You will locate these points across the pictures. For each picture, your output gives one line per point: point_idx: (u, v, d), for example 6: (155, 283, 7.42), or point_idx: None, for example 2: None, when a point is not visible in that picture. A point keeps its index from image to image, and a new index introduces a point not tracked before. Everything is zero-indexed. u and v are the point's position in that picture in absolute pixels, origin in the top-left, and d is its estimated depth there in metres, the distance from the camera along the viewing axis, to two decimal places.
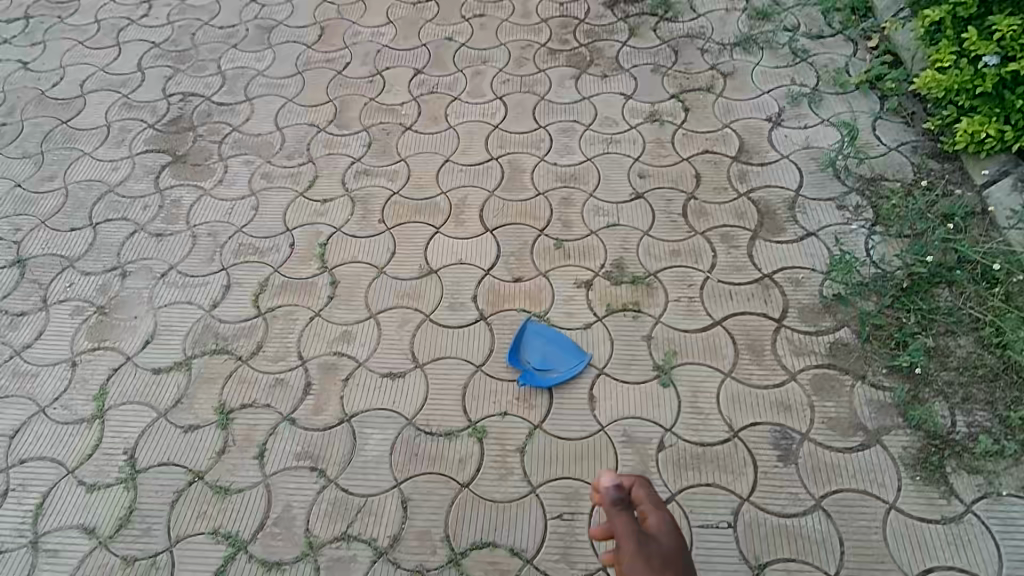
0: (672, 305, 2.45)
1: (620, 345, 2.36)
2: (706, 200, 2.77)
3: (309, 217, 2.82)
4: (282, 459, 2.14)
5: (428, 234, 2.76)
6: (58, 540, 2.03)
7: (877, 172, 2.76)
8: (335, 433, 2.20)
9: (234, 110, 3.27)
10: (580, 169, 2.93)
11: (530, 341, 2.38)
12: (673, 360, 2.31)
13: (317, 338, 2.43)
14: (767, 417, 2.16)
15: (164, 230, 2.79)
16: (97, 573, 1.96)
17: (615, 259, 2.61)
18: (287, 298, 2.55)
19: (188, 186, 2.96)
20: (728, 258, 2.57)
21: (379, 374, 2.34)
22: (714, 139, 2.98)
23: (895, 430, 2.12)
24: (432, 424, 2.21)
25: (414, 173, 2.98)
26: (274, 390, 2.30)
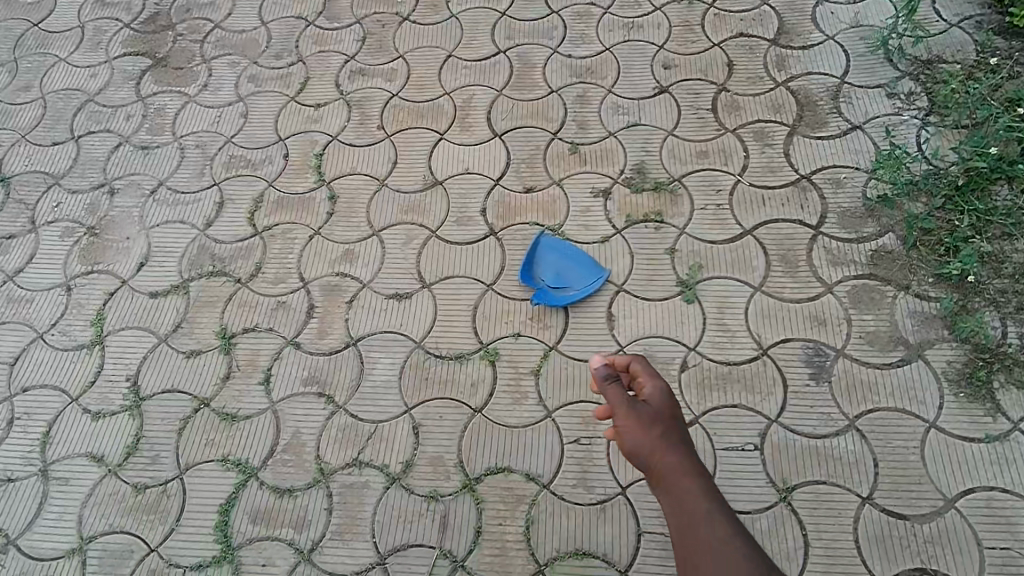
0: (698, 213, 2.24)
1: (642, 259, 2.19)
2: (738, 92, 2.48)
3: (302, 124, 2.59)
4: (288, 385, 2.08)
5: (431, 141, 2.52)
6: (72, 468, 2.02)
7: (934, 53, 2.42)
8: (341, 357, 2.11)
9: (214, 3, 2.96)
10: (597, 61, 2.61)
11: (544, 257, 2.22)
12: (698, 274, 2.14)
13: (319, 258, 2.30)
14: (799, 333, 2.02)
15: (149, 142, 2.59)
16: (109, 500, 1.96)
17: (636, 163, 2.37)
18: (285, 214, 2.39)
19: (171, 92, 2.72)
20: (761, 158, 2.33)
21: (384, 295, 2.21)
22: (750, 19, 2.63)
23: (939, 344, 1.97)
24: (441, 347, 2.11)
25: (413, 71, 2.70)
26: (277, 313, 2.19)
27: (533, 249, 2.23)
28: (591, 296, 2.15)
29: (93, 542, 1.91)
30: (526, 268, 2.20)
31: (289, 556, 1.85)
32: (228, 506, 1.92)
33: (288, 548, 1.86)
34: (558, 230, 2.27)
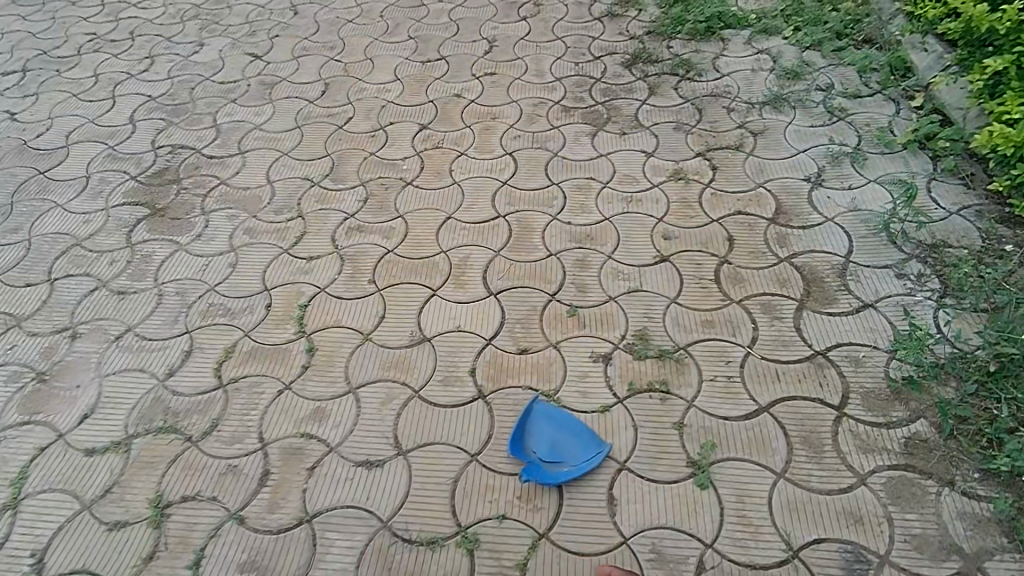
0: (706, 386, 2.05)
1: (646, 434, 1.95)
2: (741, 265, 2.42)
3: (290, 275, 2.50)
4: (220, 571, 1.72)
5: (423, 297, 2.42)
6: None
7: (939, 238, 2.40)
8: (291, 537, 1.78)
9: (224, 162, 3.04)
10: (597, 230, 2.63)
11: (538, 425, 1.99)
12: (711, 454, 1.88)
13: (285, 416, 2.05)
14: (834, 532, 1.71)
15: (127, 288, 2.47)
16: None
17: (638, 331, 2.24)
18: (255, 366, 2.19)
19: (163, 240, 2.67)
20: (771, 331, 2.20)
21: (353, 463, 1.94)
22: (747, 199, 2.67)
23: (1001, 555, 1.65)
24: (412, 530, 1.79)
25: (411, 232, 2.68)
26: (223, 479, 1.89)
27: (525, 416, 2.00)
28: (590, 474, 1.87)
29: None
30: (517, 437, 1.95)
31: None
32: None
33: None
34: (554, 396, 2.08)
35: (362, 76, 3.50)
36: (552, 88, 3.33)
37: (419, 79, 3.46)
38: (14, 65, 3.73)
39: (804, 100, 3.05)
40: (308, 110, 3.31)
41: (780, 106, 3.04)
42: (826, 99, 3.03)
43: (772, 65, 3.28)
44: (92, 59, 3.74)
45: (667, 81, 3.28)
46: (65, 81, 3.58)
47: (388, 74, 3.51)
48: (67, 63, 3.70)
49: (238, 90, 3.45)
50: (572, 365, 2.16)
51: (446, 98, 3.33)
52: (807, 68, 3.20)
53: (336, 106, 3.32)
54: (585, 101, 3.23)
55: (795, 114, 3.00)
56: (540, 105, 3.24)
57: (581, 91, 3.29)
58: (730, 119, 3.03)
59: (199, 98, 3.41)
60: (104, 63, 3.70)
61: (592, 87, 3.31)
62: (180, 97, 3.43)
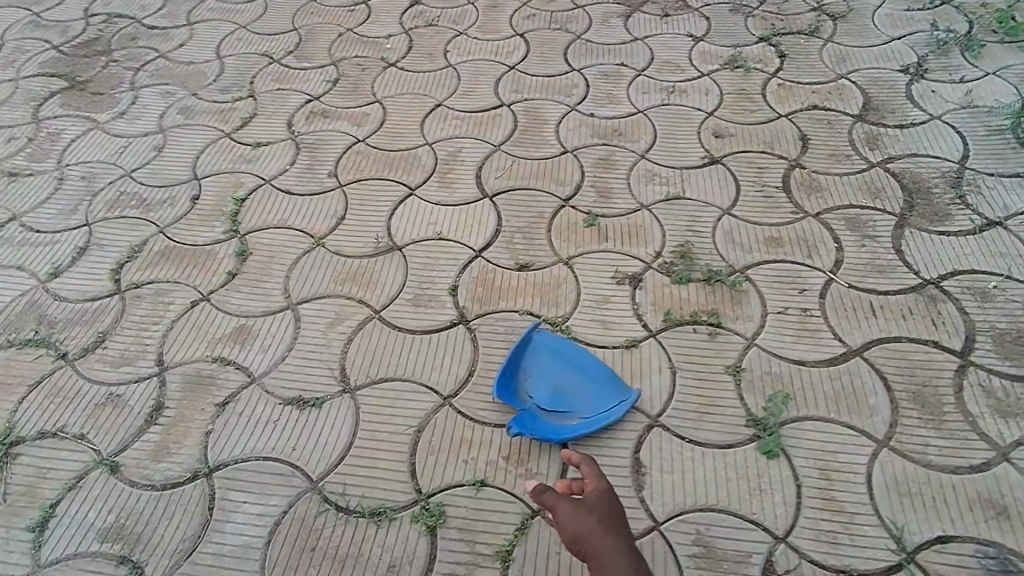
0: (774, 319, 1.49)
1: (689, 380, 1.39)
2: (819, 169, 1.83)
3: (230, 163, 1.94)
4: (71, 539, 1.20)
5: (396, 198, 1.83)
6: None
7: None
8: (179, 496, 1.26)
9: (168, 35, 2.46)
10: (627, 123, 2.01)
11: (538, 359, 1.43)
12: (783, 411, 1.33)
13: (196, 335, 1.51)
14: (966, 529, 1.17)
15: (21, 169, 1.93)
16: None
17: (679, 245, 1.66)
18: (167, 271, 1.65)
19: (77, 117, 2.11)
20: (861, 252, 1.62)
21: (279, 400, 1.40)
22: (825, 92, 2.06)
23: None
24: (352, 497, 1.26)
25: (390, 118, 2.09)
26: (97, 413, 1.37)
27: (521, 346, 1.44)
28: (608, 430, 1.33)
29: None
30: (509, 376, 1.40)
31: None
32: None
33: None
34: (561, 327, 1.51)
35: None
36: None
37: None
38: None
39: None
40: None
41: None
42: None
43: None
44: None
45: None
46: None
47: None
48: None
49: None
50: (589, 284, 1.59)
51: None
52: None
53: None
54: None
55: None
56: None
57: None
58: (802, 1, 2.40)
59: None
60: None
61: None
62: None
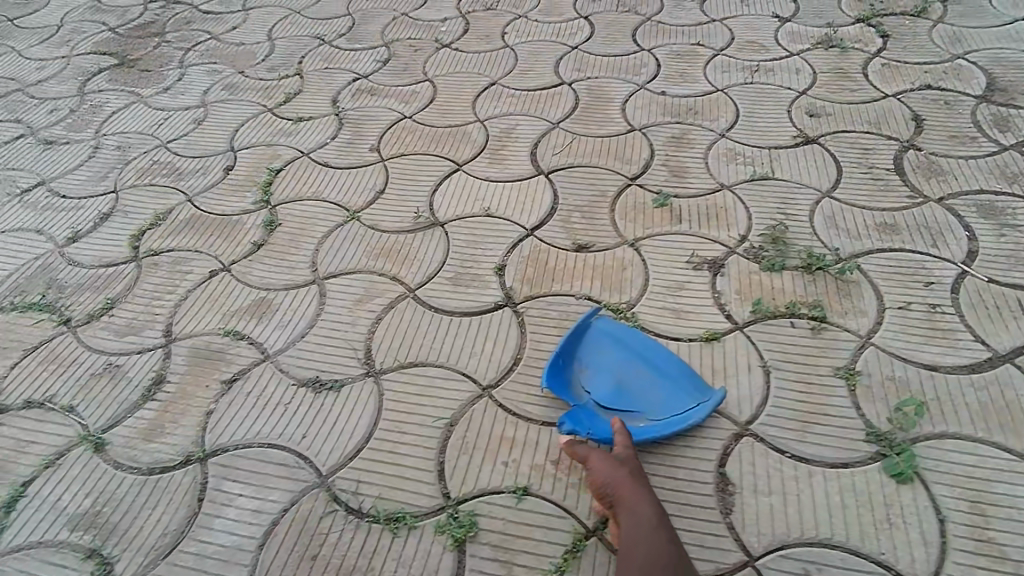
0: (894, 316, 1.21)
1: (786, 383, 1.13)
2: (937, 151, 1.55)
3: (269, 136, 1.81)
4: (40, 524, 1.03)
5: (442, 172, 1.65)
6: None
7: None
8: (165, 483, 1.07)
9: (222, 19, 2.40)
10: (704, 101, 1.78)
11: (597, 347, 1.19)
12: (913, 426, 1.05)
13: (211, 306, 1.34)
14: None
15: (59, 138, 1.85)
16: None
17: (770, 229, 1.40)
18: (189, 239, 1.50)
19: (121, 91, 2.04)
20: (1000, 243, 1.32)
21: (293, 380, 1.20)
22: (939, 72, 1.79)
23: None
24: (366, 498, 1.04)
25: (440, 95, 1.93)
26: (92, 384, 1.21)
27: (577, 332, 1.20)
28: (685, 436, 1.07)
29: None
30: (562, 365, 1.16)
31: None
32: None
33: None
34: (625, 315, 1.27)
35: None
36: None
37: None
38: None
39: None
40: None
41: None
42: None
43: None
44: None
45: None
46: None
47: None
48: None
49: None
50: (661, 268, 1.35)
51: None
52: None
53: None
54: None
55: None
56: None
57: None
58: None
59: None
60: None
61: None
62: None
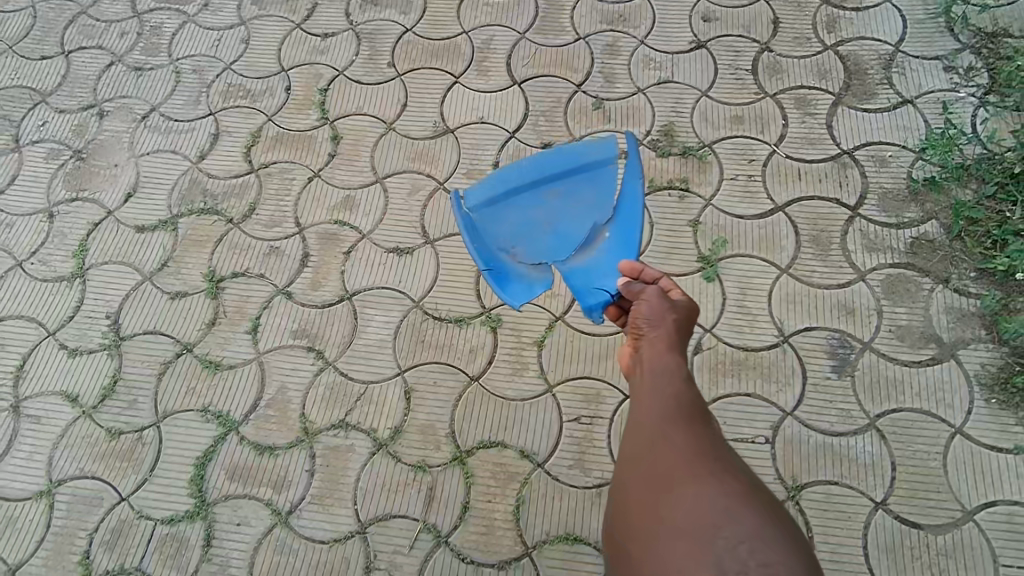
0: (727, 185, 2.06)
1: (662, 229, 2.02)
2: (783, 53, 2.25)
3: (306, 56, 2.40)
4: (277, 336, 1.97)
5: (444, 84, 2.31)
6: (44, 407, 1.92)
7: (1003, 26, 2.21)
8: (335, 312, 1.99)
9: None
10: (631, 7, 2.37)
11: (500, 227, 1.62)
12: (722, 250, 1.98)
13: (317, 203, 2.15)
14: (824, 321, 1.87)
15: (143, 64, 2.44)
16: (83, 444, 1.87)
17: (665, 124, 2.18)
18: (281, 153, 2.24)
19: (169, 10, 2.54)
20: (801, 129, 2.13)
21: (384, 249, 2.07)
22: None
23: (974, 343, 1.82)
24: (444, 311, 1.97)
25: (430, 6, 2.45)
26: (268, 259, 2.07)
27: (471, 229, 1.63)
28: None
29: (62, 486, 1.83)
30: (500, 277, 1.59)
31: (265, 516, 1.77)
32: (204, 459, 1.83)
33: (265, 509, 1.78)
34: None
35: None
36: None
37: None
38: None
39: None
40: None
41: None
42: None
43: None
44: None
45: None
46: None
47: None
48: None
49: None
50: None
51: None
52: None
53: None
54: None
55: None
56: None
57: None
58: None
59: None
60: None
61: None
62: None
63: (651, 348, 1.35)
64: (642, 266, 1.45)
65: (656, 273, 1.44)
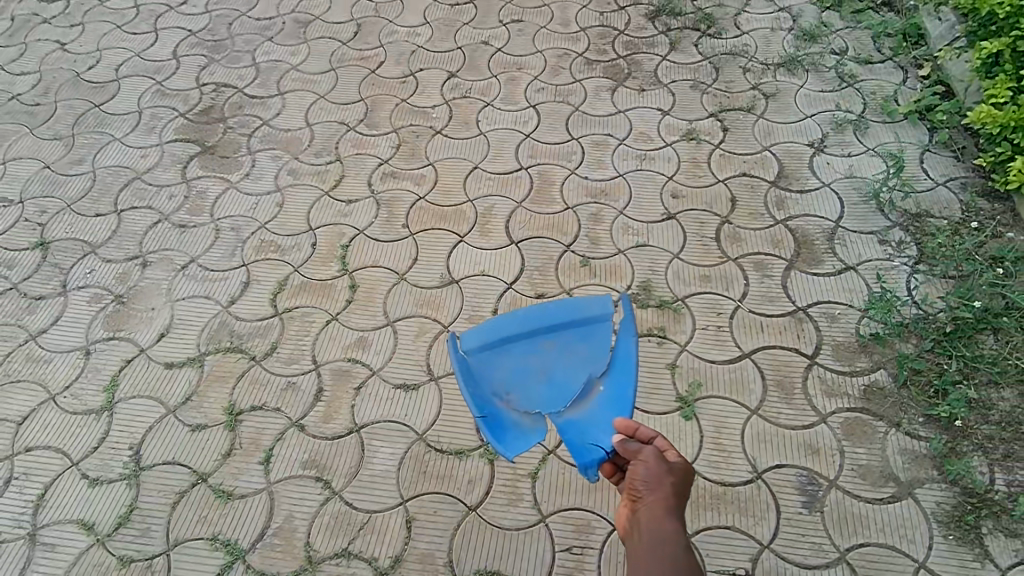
0: (699, 334, 2.35)
1: (644, 372, 2.26)
2: (741, 225, 2.65)
3: (332, 217, 2.77)
4: (288, 467, 2.10)
5: (451, 243, 2.66)
6: (58, 535, 2.01)
7: (923, 208, 2.65)
8: (343, 443, 2.15)
9: (266, 103, 3.25)
10: (612, 185, 2.81)
11: (495, 374, 1.80)
12: (698, 392, 2.21)
13: (333, 343, 2.39)
14: (793, 459, 2.06)
15: (188, 221, 2.79)
16: (92, 572, 1.94)
17: (643, 281, 2.50)
18: (304, 299, 2.51)
19: (214, 177, 2.95)
20: (760, 288, 2.46)
21: (392, 385, 2.27)
22: (752, 162, 2.85)
23: (929, 483, 2.00)
24: (446, 443, 2.13)
25: (441, 178, 2.88)
26: (284, 394, 2.26)
27: (467, 373, 1.79)
28: None
29: None
30: (494, 423, 1.75)
31: None
32: None
33: None
34: None
35: (393, 18, 3.61)
36: (576, 38, 3.42)
37: (448, 22, 3.56)
38: (15, 42, 3.70)
39: (817, 63, 3.19)
40: (342, 52, 3.46)
41: (794, 68, 3.18)
42: (838, 64, 3.18)
43: (791, 26, 3.38)
44: (126, 12, 3.83)
45: (687, 38, 3.37)
46: (121, 34, 3.69)
47: (418, 16, 3.61)
48: (111, 18, 3.78)
49: (274, 28, 3.63)
50: None
51: (474, 45, 3.42)
52: (823, 30, 3.32)
53: (369, 50, 3.46)
54: (608, 54, 3.33)
55: (807, 79, 3.14)
56: (565, 56, 3.34)
57: (604, 43, 3.38)
58: (745, 80, 3.16)
59: (237, 35, 3.62)
60: (136, 16, 3.79)
61: (615, 40, 3.40)
62: (219, 34, 3.64)
63: (648, 510, 1.44)
64: (637, 424, 1.60)
65: (651, 431, 1.59)
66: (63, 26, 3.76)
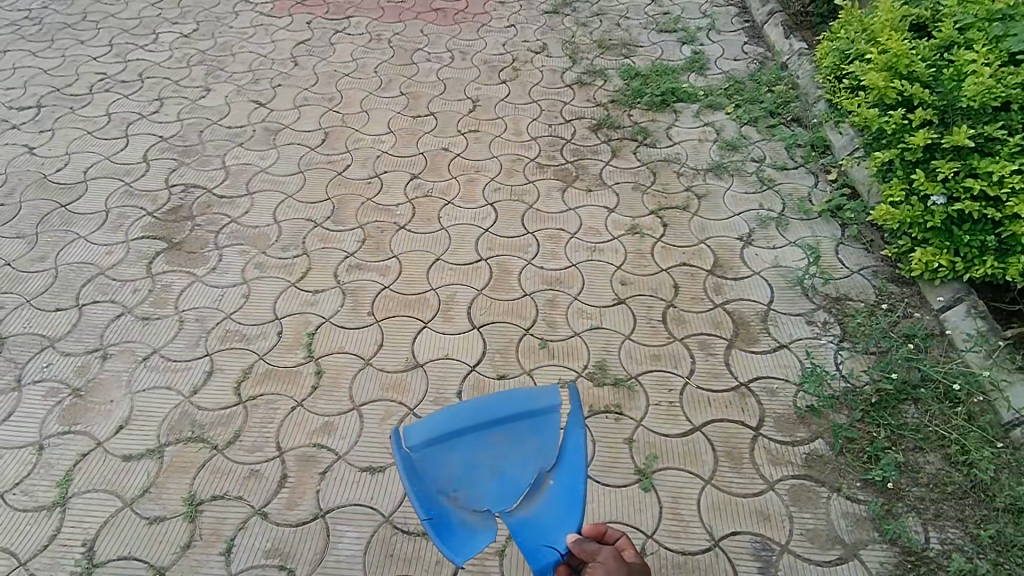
0: (652, 409, 2.49)
1: (603, 447, 2.37)
2: (684, 309, 2.88)
3: (298, 307, 2.86)
4: (250, 557, 2.06)
5: (416, 328, 2.79)
6: None
7: (842, 292, 2.96)
8: (308, 530, 2.13)
9: (235, 203, 3.40)
10: (565, 274, 3.03)
11: (442, 471, 1.75)
12: (654, 464, 2.32)
13: (298, 428, 2.41)
14: (747, 526, 2.16)
15: (151, 314, 2.83)
16: None
17: (598, 361, 2.66)
18: (269, 386, 2.55)
19: (181, 272, 3.03)
20: (706, 365, 2.66)
21: (358, 468, 2.30)
22: (690, 253, 3.14)
23: (871, 544, 2.13)
24: (412, 524, 2.15)
25: (405, 269, 3.05)
26: (247, 481, 2.25)
27: (414, 471, 1.72)
28: None
29: None
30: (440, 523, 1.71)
31: None
32: None
33: None
34: None
35: (359, 127, 3.92)
36: (528, 146, 3.77)
37: (410, 131, 3.88)
38: None
39: (740, 169, 3.62)
40: (310, 156, 3.70)
41: (720, 173, 3.59)
42: (758, 170, 3.61)
43: (716, 137, 3.84)
44: (97, 119, 4.01)
45: (627, 146, 3.78)
46: (92, 139, 3.85)
47: (382, 126, 3.92)
48: (83, 125, 3.95)
49: (245, 135, 3.87)
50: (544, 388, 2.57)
51: (434, 151, 3.73)
52: (743, 141, 3.79)
53: (336, 155, 3.71)
54: (557, 159, 3.68)
55: (732, 182, 3.55)
56: (518, 161, 3.67)
57: (553, 150, 3.74)
58: (679, 183, 3.54)
59: (208, 141, 3.83)
60: (107, 124, 3.97)
61: (563, 147, 3.77)
62: (190, 139, 3.84)
63: None
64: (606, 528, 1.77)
65: (618, 532, 1.76)
66: (34, 131, 3.90)
